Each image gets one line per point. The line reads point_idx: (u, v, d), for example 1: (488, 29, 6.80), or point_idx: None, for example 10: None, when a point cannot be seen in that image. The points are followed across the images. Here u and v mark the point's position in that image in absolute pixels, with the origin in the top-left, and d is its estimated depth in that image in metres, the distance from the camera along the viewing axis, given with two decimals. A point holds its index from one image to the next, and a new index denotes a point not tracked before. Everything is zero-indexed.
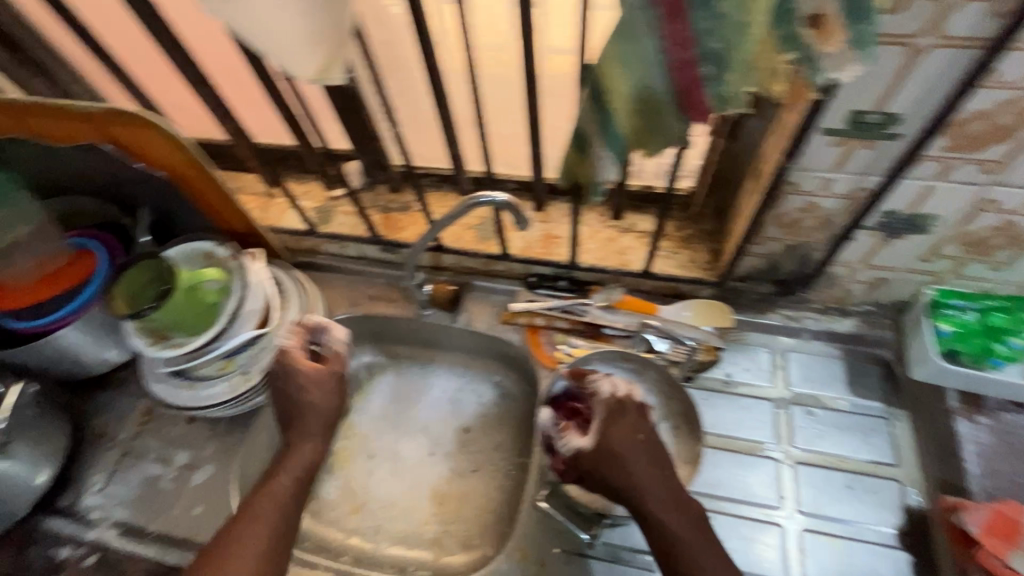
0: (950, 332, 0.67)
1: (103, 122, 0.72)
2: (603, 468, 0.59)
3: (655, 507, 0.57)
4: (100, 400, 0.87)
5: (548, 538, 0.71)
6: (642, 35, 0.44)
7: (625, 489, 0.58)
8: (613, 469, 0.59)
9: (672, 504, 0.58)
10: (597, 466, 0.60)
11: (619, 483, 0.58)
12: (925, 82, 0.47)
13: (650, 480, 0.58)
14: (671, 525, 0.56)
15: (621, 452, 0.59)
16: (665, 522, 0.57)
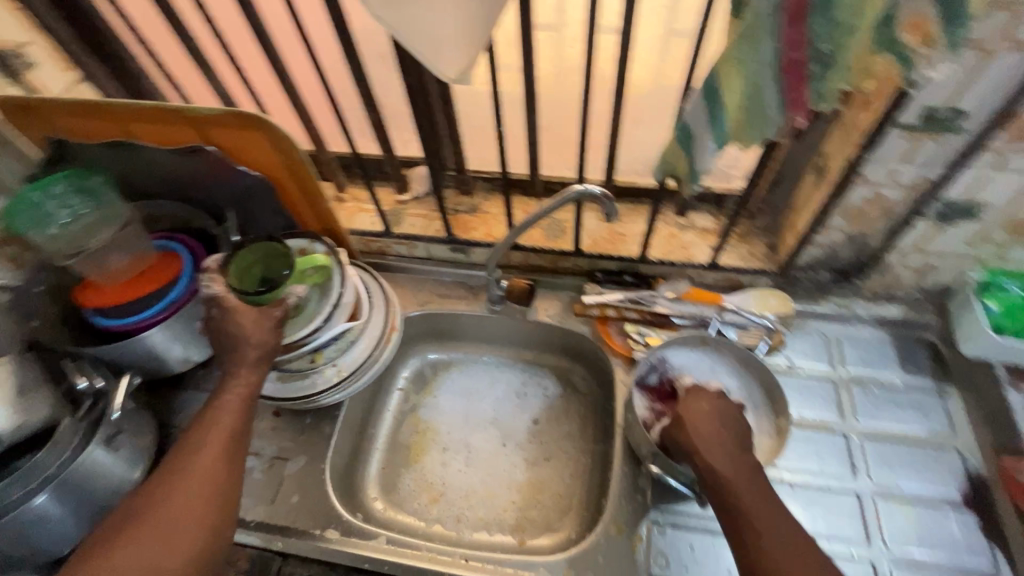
0: (999, 308, 0.75)
1: (210, 125, 0.76)
2: (675, 429, 0.66)
3: (721, 467, 0.60)
4: (180, 398, 0.89)
5: (640, 514, 0.74)
6: (762, 38, 0.50)
7: (691, 448, 0.63)
8: (684, 430, 0.65)
9: (745, 474, 0.59)
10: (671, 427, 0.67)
11: (686, 442, 0.64)
12: (992, 80, 0.55)
13: (722, 443, 0.62)
14: (738, 489, 0.58)
15: (685, 415, 0.65)
16: (732, 485, 0.59)
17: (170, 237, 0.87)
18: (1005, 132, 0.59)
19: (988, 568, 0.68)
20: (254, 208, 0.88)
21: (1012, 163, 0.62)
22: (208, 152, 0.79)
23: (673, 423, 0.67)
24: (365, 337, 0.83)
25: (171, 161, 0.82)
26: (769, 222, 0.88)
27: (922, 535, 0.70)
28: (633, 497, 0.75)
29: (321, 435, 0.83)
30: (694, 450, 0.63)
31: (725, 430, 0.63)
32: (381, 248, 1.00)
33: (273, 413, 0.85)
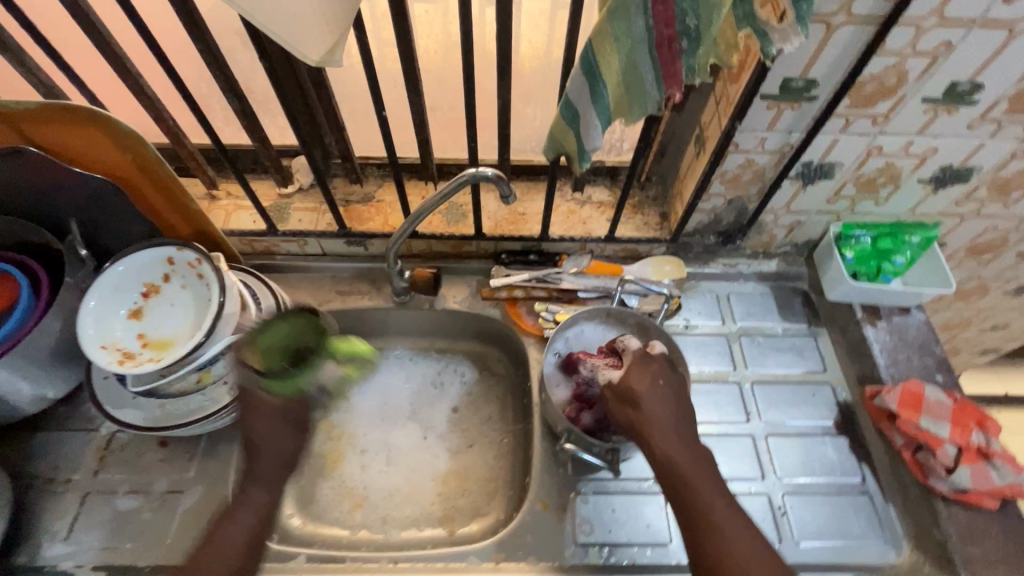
0: (854, 256, 0.84)
1: (30, 121, 0.64)
2: (624, 412, 0.63)
3: (674, 454, 0.61)
4: (38, 442, 0.77)
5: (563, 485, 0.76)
6: (633, 14, 0.50)
7: (644, 435, 0.62)
8: (630, 405, 0.64)
9: (692, 457, 0.61)
10: (616, 407, 0.65)
11: (634, 417, 0.63)
12: (836, 52, 0.60)
13: (670, 429, 0.62)
14: (691, 475, 0.60)
15: (638, 398, 0.63)
16: (685, 471, 0.60)
17: None
18: (849, 99, 0.65)
19: (858, 482, 0.78)
20: (102, 218, 0.75)
21: (855, 127, 0.69)
22: (30, 154, 0.66)
23: (619, 404, 0.64)
24: None
25: None
26: (659, 192, 0.92)
27: (806, 463, 0.79)
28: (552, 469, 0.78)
29: (218, 460, 0.75)
30: (647, 436, 0.61)
31: (671, 412, 0.63)
32: (267, 248, 0.91)
33: (159, 444, 0.76)
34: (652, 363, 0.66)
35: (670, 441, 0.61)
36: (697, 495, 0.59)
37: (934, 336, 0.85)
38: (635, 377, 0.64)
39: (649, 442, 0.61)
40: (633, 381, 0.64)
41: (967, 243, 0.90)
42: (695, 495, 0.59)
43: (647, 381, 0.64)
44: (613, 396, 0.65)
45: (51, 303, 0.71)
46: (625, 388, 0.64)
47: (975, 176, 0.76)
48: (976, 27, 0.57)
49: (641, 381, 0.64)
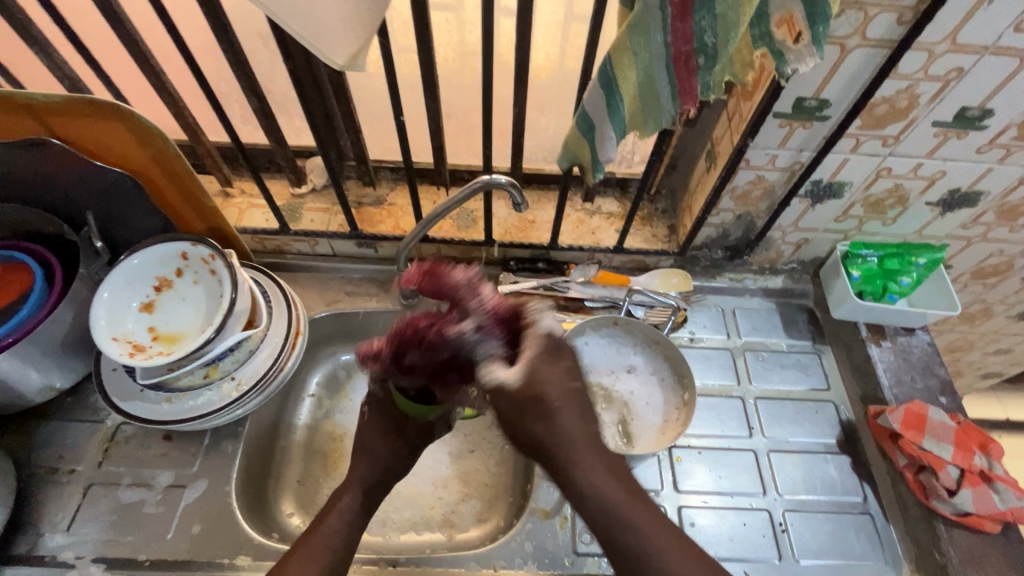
0: (859, 276, 0.84)
1: (53, 113, 0.65)
2: (535, 412, 0.56)
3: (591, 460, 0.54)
4: (42, 431, 0.77)
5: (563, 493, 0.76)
6: (653, 30, 0.51)
7: (564, 439, 0.55)
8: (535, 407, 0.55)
9: (604, 462, 0.55)
10: (506, 405, 0.57)
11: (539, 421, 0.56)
12: (849, 74, 0.61)
13: (563, 431, 0.55)
14: (608, 479, 0.54)
15: (550, 398, 0.56)
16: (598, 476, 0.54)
17: (12, 246, 0.74)
18: (861, 120, 0.66)
19: (860, 501, 0.78)
20: (119, 210, 0.76)
21: (865, 148, 0.70)
22: (53, 146, 0.67)
23: (511, 404, 0.56)
24: (266, 345, 0.76)
25: (4, 157, 0.69)
26: (668, 205, 0.93)
27: (807, 480, 0.79)
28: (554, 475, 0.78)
29: (222, 455, 0.76)
30: (557, 440, 0.55)
31: (569, 412, 0.56)
32: (278, 247, 0.92)
33: (163, 438, 0.77)
34: (557, 353, 0.59)
35: (577, 443, 0.55)
36: (613, 501, 0.53)
37: (938, 358, 0.86)
38: (541, 366, 0.57)
39: (562, 446, 0.55)
40: (541, 376, 0.56)
41: (972, 266, 0.91)
42: (616, 500, 0.53)
43: (553, 380, 0.56)
44: (504, 394, 0.56)
45: (64, 296, 0.71)
46: (535, 384, 0.56)
47: (983, 200, 0.76)
48: (987, 53, 0.58)
49: (539, 376, 0.56)
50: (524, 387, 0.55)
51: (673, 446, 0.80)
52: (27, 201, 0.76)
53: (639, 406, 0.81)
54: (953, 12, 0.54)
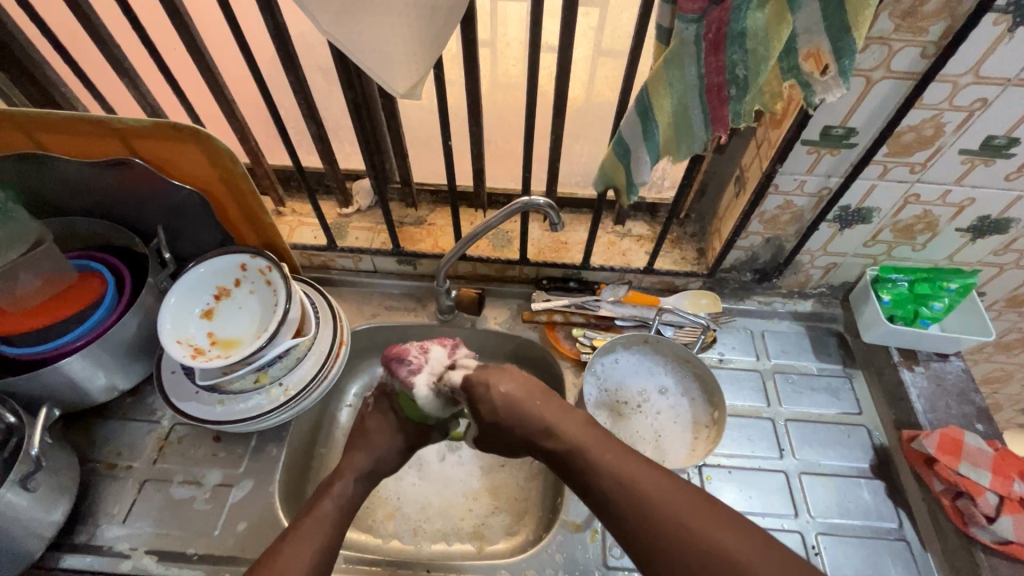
0: (890, 300, 0.85)
1: (137, 137, 0.72)
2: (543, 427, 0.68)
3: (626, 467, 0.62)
4: (103, 429, 0.82)
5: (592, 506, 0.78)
6: (687, 63, 0.56)
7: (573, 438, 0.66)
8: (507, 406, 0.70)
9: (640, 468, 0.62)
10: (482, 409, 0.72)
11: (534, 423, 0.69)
12: (875, 104, 0.64)
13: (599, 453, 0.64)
14: (642, 483, 0.60)
15: (564, 428, 0.67)
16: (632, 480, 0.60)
17: (89, 257, 0.81)
18: (887, 148, 0.69)
19: (895, 527, 0.77)
20: (185, 224, 0.83)
21: (893, 174, 0.72)
22: (135, 165, 0.75)
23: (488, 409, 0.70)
24: (313, 354, 0.80)
25: (91, 175, 0.76)
26: (697, 229, 0.96)
27: (840, 504, 0.78)
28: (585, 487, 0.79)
29: (267, 456, 0.80)
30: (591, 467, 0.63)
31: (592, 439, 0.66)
32: (324, 263, 0.98)
33: (214, 439, 0.82)
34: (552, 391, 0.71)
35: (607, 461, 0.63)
36: (658, 499, 0.59)
37: (973, 385, 0.85)
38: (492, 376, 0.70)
39: (594, 472, 0.63)
40: (529, 396, 0.69)
41: (1007, 293, 0.91)
42: (650, 497, 0.59)
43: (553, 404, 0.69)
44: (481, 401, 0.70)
45: (133, 303, 0.77)
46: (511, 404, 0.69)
47: (1014, 227, 0.77)
48: (1011, 85, 0.60)
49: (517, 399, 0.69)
50: (508, 415, 0.69)
51: (703, 464, 0.81)
52: (104, 216, 0.83)
53: (668, 426, 0.82)
54: (976, 46, 0.57)
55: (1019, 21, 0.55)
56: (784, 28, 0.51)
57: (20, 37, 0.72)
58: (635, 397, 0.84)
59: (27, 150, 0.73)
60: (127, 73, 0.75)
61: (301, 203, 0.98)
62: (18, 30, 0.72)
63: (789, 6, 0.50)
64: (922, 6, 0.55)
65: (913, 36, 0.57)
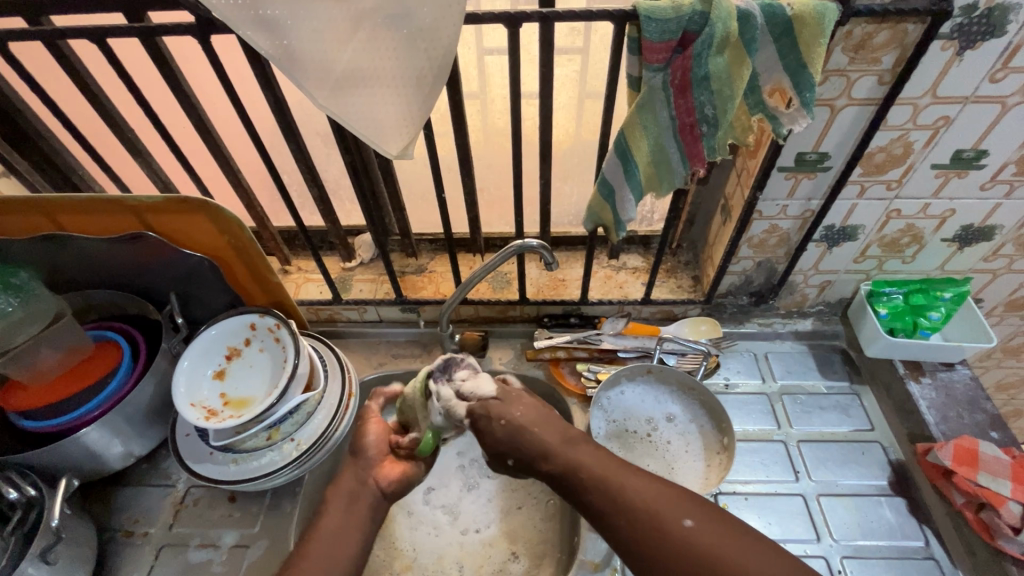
0: (887, 313, 0.86)
1: (150, 211, 0.76)
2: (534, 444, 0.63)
3: (628, 490, 0.57)
4: (118, 497, 0.83)
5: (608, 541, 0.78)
6: (659, 107, 0.59)
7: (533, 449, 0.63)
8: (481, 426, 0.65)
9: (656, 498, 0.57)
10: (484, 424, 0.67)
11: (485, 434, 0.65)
12: (841, 130, 0.68)
13: (613, 484, 0.58)
14: (639, 504, 0.56)
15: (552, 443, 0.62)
16: (639, 518, 0.55)
17: (106, 327, 0.84)
18: (861, 168, 0.72)
19: (922, 545, 0.75)
20: (197, 289, 0.87)
21: (871, 193, 0.75)
22: (148, 238, 0.79)
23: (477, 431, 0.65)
24: (324, 407, 0.81)
25: (108, 251, 0.81)
26: (690, 257, 0.98)
27: (862, 525, 0.77)
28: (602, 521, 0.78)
29: (282, 513, 0.80)
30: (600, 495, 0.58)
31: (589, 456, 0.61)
32: (330, 316, 1.01)
33: (227, 499, 0.82)
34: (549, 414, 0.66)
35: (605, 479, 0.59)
36: (657, 527, 0.54)
37: (983, 393, 0.85)
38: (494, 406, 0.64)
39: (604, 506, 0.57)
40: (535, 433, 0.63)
41: (1004, 298, 0.91)
42: (657, 530, 0.54)
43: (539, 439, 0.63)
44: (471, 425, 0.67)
45: (148, 368, 0.80)
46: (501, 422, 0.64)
47: (998, 233, 0.79)
48: (970, 102, 0.64)
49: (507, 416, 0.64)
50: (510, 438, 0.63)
51: (718, 493, 0.80)
52: (119, 287, 0.87)
53: (679, 454, 0.81)
54: (929, 70, 0.61)
55: (966, 45, 0.59)
56: (743, 68, 0.55)
57: (43, 127, 0.78)
58: (644, 427, 0.84)
59: (48, 232, 0.78)
60: (138, 154, 0.79)
61: (304, 261, 1.02)
62: (39, 121, 0.77)
63: (746, 50, 0.55)
64: (872, 39, 0.59)
65: (867, 66, 0.61)
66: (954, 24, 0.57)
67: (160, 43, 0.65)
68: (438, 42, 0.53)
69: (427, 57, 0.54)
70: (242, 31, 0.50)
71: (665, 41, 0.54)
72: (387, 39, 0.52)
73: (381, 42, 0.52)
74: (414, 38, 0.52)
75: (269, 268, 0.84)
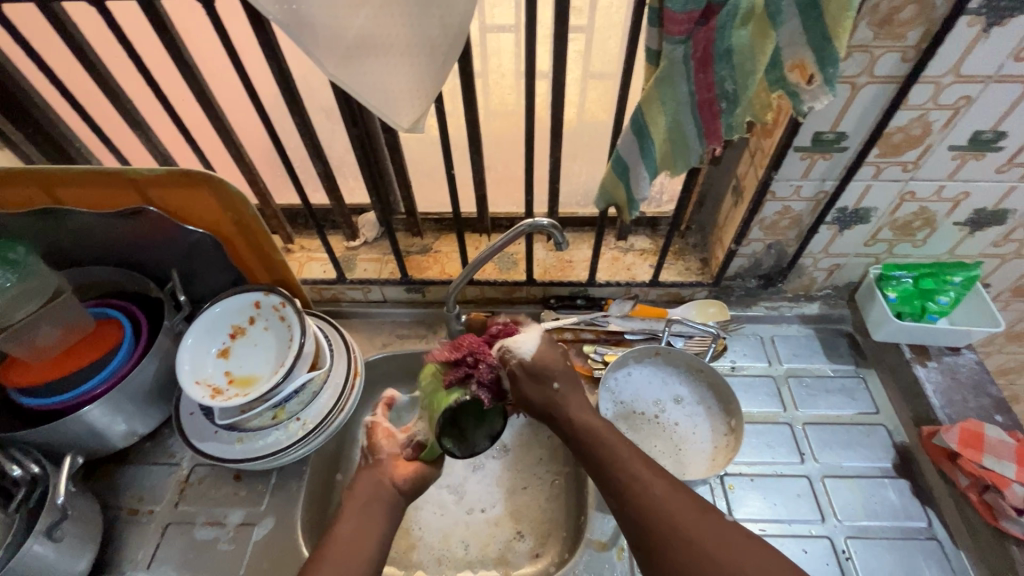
0: (897, 297, 0.86)
1: (150, 185, 0.74)
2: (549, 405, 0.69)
3: (593, 425, 0.68)
4: (121, 476, 0.82)
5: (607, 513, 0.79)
6: (678, 80, 0.58)
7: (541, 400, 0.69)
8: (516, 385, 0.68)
9: (711, 528, 0.56)
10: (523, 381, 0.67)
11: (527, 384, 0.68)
12: (861, 108, 0.66)
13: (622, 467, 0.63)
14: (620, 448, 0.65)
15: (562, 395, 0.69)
16: (611, 458, 0.64)
17: (105, 304, 0.82)
18: (878, 149, 0.70)
19: (924, 526, 0.76)
20: (199, 267, 0.85)
21: (886, 174, 0.74)
22: (149, 213, 0.77)
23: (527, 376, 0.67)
24: (329, 387, 0.80)
25: (107, 226, 0.79)
26: (698, 239, 0.97)
27: (867, 506, 0.78)
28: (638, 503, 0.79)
29: (288, 492, 0.80)
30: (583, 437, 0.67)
31: (655, 477, 0.61)
32: (334, 296, 0.99)
33: (233, 478, 0.82)
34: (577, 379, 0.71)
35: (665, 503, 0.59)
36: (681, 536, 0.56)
37: (988, 376, 0.85)
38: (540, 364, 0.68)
39: (599, 447, 0.66)
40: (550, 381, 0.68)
41: (1012, 283, 0.91)
42: (652, 499, 0.59)
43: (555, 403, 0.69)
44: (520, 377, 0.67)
45: (150, 347, 0.79)
46: (530, 402, 0.69)
47: (1010, 218, 0.79)
48: (992, 81, 0.62)
49: (527, 397, 0.69)
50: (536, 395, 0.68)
51: (725, 474, 0.80)
52: (117, 264, 0.85)
53: (687, 435, 0.81)
54: (953, 47, 0.59)
55: (992, 22, 0.57)
56: (768, 42, 0.53)
57: (38, 97, 0.75)
58: (651, 408, 0.84)
59: (45, 207, 0.76)
60: (136, 125, 0.77)
61: (306, 240, 1.01)
62: (33, 91, 0.75)
63: (771, 21, 0.52)
64: (898, 14, 0.57)
65: (892, 41, 0.59)
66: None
67: (160, 9, 0.62)
68: (453, 10, 0.51)
69: (442, 25, 0.51)
70: None
71: (688, 12, 0.52)
72: (401, 4, 0.50)
73: (394, 8, 0.50)
74: (428, 5, 0.50)
75: (273, 245, 0.82)
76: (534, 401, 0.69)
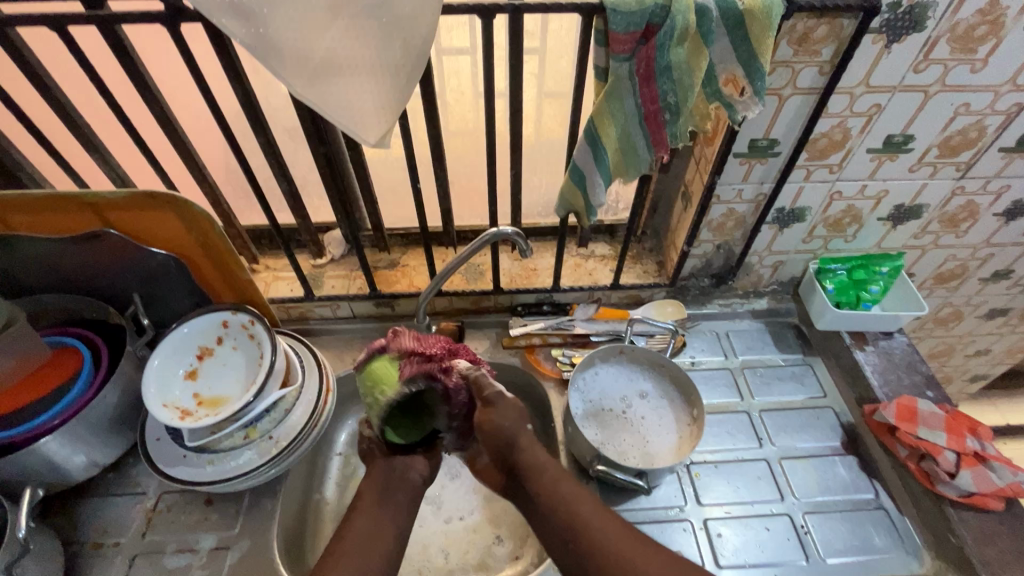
0: (834, 288, 0.94)
1: (111, 208, 0.74)
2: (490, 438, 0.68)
3: (529, 460, 0.67)
4: (82, 509, 0.79)
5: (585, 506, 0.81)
6: (625, 95, 0.63)
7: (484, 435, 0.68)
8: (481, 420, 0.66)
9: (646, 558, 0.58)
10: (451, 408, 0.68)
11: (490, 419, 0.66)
12: (788, 116, 0.73)
13: (559, 498, 0.64)
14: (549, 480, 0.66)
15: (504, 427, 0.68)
16: (547, 490, 0.65)
17: (62, 332, 0.80)
18: (807, 153, 0.78)
19: (872, 497, 0.82)
20: (161, 289, 0.84)
21: (816, 175, 0.81)
22: (110, 236, 0.76)
23: (499, 413, 0.67)
24: (302, 403, 0.80)
25: (63, 252, 0.77)
26: (654, 244, 1.03)
27: (821, 483, 0.83)
28: (618, 499, 0.81)
29: (262, 512, 0.79)
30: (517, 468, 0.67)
31: (592, 514, 0.62)
32: (302, 314, 0.99)
33: (203, 503, 0.80)
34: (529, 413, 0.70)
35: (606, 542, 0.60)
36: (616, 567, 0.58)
37: (918, 356, 0.93)
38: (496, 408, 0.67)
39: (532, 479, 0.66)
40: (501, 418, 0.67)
41: (933, 271, 1.01)
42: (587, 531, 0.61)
43: (513, 438, 0.67)
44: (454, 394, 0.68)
45: (112, 374, 0.77)
46: (498, 436, 0.67)
47: (925, 212, 0.88)
48: (897, 91, 0.71)
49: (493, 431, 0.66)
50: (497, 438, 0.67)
51: (690, 463, 0.84)
52: (74, 290, 0.83)
53: (653, 428, 0.85)
54: (862, 61, 0.67)
55: (892, 39, 0.65)
56: (702, 58, 0.60)
57: None
58: (618, 405, 0.87)
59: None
60: (94, 148, 0.76)
61: (271, 259, 1.01)
62: None
63: (703, 41, 0.59)
64: (813, 33, 0.64)
65: (809, 57, 0.67)
66: (882, 19, 0.63)
67: (122, 34, 0.63)
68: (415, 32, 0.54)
69: (404, 46, 0.55)
70: (216, 19, 0.51)
71: (630, 33, 0.58)
72: (365, 28, 0.53)
73: (358, 31, 0.53)
74: (390, 29, 0.53)
75: (240, 264, 0.82)
76: (501, 431, 0.66)
